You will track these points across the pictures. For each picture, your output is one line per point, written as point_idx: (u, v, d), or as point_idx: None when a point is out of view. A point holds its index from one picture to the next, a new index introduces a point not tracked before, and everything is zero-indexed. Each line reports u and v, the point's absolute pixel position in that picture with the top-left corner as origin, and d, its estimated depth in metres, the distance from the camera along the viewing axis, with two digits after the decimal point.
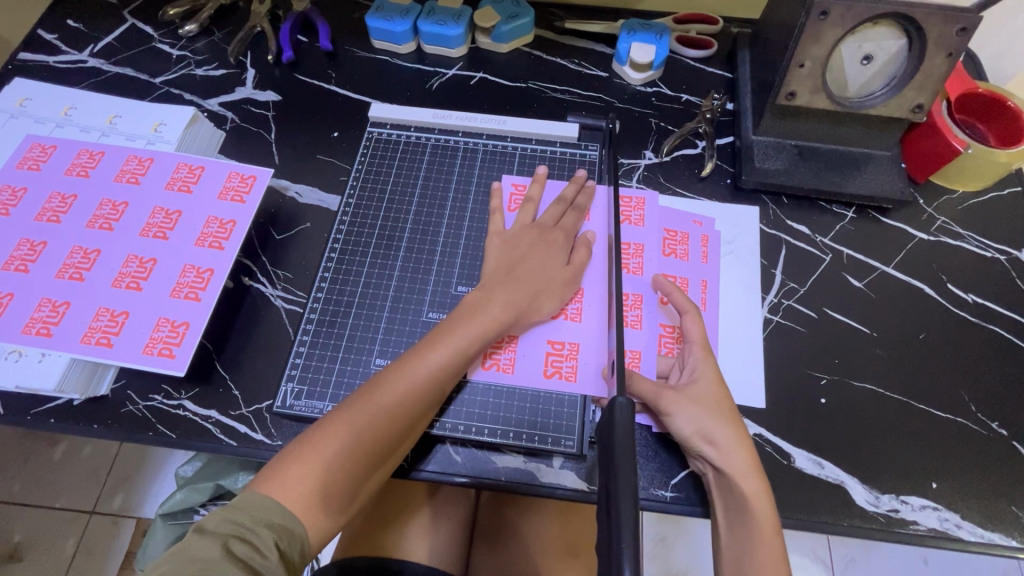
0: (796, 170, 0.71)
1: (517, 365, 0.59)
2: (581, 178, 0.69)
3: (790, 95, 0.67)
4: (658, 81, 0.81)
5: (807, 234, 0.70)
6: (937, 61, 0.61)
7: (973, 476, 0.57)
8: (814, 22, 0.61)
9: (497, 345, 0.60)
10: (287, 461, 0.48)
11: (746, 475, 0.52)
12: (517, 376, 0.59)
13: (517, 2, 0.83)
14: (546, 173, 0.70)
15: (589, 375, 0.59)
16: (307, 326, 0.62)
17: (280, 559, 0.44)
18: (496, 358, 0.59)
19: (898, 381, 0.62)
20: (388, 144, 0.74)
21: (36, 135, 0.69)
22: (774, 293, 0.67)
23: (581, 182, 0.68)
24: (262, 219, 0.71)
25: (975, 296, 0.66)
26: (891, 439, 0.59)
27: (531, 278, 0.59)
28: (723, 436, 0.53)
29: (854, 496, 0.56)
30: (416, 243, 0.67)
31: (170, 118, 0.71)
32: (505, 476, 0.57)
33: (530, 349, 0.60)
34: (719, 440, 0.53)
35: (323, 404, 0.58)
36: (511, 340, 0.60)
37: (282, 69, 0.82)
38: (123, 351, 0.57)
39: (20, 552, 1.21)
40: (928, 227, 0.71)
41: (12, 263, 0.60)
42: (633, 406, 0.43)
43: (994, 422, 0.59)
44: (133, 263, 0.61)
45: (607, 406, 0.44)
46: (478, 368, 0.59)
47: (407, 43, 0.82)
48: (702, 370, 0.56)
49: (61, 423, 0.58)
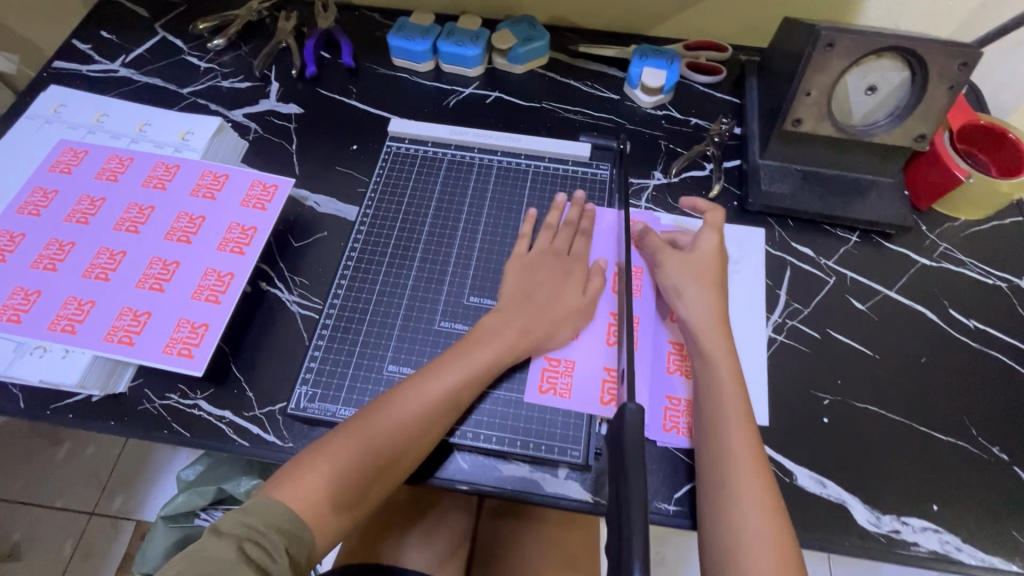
0: (801, 195, 0.73)
1: (574, 390, 0.60)
2: (581, 200, 0.71)
3: (796, 122, 0.69)
4: (668, 104, 0.84)
5: (811, 257, 0.72)
6: (939, 92, 0.64)
7: (974, 499, 0.58)
8: (821, 53, 0.63)
9: (552, 369, 0.61)
10: (301, 469, 0.50)
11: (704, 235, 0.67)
12: (574, 401, 0.59)
13: (534, 25, 0.86)
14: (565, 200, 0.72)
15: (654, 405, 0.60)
16: (323, 331, 0.64)
17: (288, 563, 0.46)
18: (554, 383, 0.60)
19: (900, 403, 0.62)
20: (406, 157, 0.76)
21: (69, 140, 0.72)
22: (778, 313, 0.68)
23: (581, 204, 0.71)
24: (280, 227, 0.73)
25: (976, 321, 0.68)
26: (893, 460, 0.59)
27: (545, 303, 0.62)
28: (755, 522, 0.50)
29: (855, 515, 0.57)
30: (431, 254, 0.69)
31: (197, 127, 0.74)
32: (511, 485, 0.57)
33: (588, 377, 0.61)
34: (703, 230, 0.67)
35: (336, 408, 0.59)
36: (568, 365, 0.61)
37: (305, 84, 0.85)
38: (145, 350, 0.58)
39: (19, 550, 1.22)
40: (931, 253, 0.72)
41: (40, 261, 0.63)
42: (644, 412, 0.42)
43: (995, 446, 0.60)
44: (156, 265, 0.63)
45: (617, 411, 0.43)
46: (535, 392, 0.60)
47: (426, 61, 0.85)
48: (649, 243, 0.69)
49: (78, 419, 0.60)
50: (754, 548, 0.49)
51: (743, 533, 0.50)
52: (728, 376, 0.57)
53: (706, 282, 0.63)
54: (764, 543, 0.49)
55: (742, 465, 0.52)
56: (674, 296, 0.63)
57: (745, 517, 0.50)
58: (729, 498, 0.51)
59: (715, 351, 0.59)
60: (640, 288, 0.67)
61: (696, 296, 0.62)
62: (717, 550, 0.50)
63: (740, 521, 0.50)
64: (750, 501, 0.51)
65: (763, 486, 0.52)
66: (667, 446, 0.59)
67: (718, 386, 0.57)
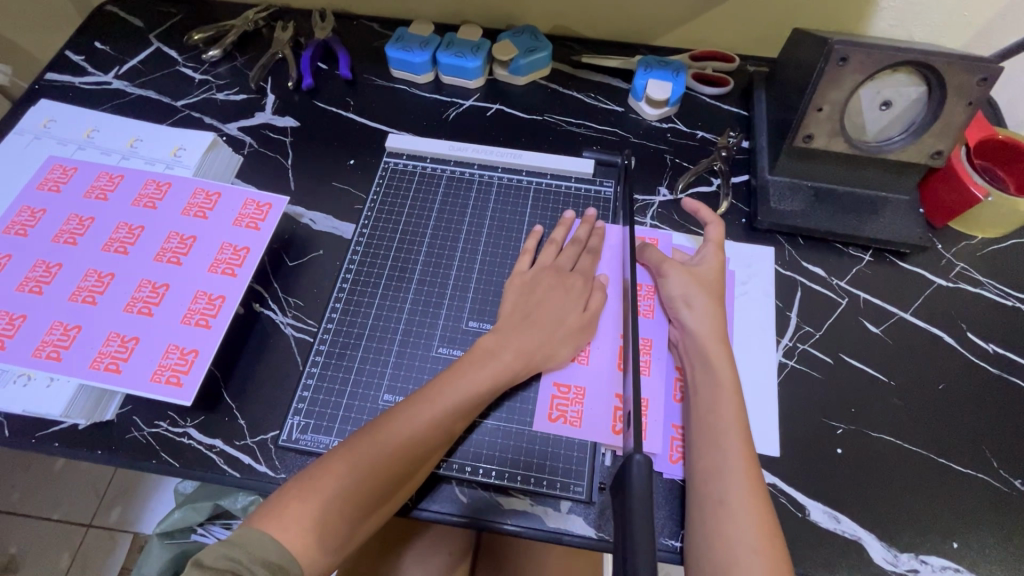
0: (812, 213, 0.71)
1: (584, 418, 0.58)
2: (591, 217, 0.69)
3: (808, 138, 0.67)
4: (673, 117, 0.82)
5: (823, 277, 0.70)
6: (957, 109, 0.61)
7: (995, 535, 0.55)
8: (834, 68, 0.61)
9: (562, 396, 0.59)
10: (287, 497, 0.48)
11: (709, 248, 0.65)
12: (586, 430, 0.57)
13: (536, 36, 0.84)
14: (574, 217, 0.69)
15: (659, 433, 0.58)
16: (316, 357, 0.62)
17: None
18: (563, 411, 0.58)
19: (917, 433, 0.60)
20: (404, 173, 0.74)
21: (58, 156, 0.70)
22: (788, 337, 0.66)
23: (591, 221, 0.68)
24: (275, 246, 0.71)
25: (995, 345, 0.65)
26: (910, 493, 0.57)
27: (546, 324, 0.59)
28: (750, 537, 0.48)
29: (871, 553, 0.54)
30: (429, 276, 0.67)
31: (190, 142, 0.72)
32: (511, 520, 0.55)
33: (595, 403, 0.59)
34: (707, 243, 0.66)
35: (329, 439, 0.58)
36: (578, 392, 0.59)
37: (301, 96, 0.83)
38: (132, 378, 0.56)
39: (14, 564, 1.20)
40: (947, 273, 0.70)
41: (26, 284, 0.61)
42: (651, 463, 0.40)
43: (1017, 478, 0.58)
44: (145, 288, 0.61)
45: (623, 462, 0.41)
46: (544, 419, 0.58)
47: (425, 73, 0.83)
48: (652, 253, 0.67)
49: (65, 447, 0.58)
50: (747, 563, 0.47)
51: (734, 549, 0.47)
52: (727, 388, 0.55)
53: (710, 291, 0.62)
54: (758, 560, 0.47)
55: (738, 477, 0.51)
56: (681, 304, 0.61)
57: (738, 530, 0.48)
58: (726, 518, 0.49)
59: (717, 360, 0.57)
60: (652, 309, 0.65)
61: (704, 307, 0.60)
62: (708, 563, 0.48)
63: (732, 534, 0.48)
64: (745, 514, 0.49)
65: (760, 501, 0.50)
66: (674, 479, 0.56)
67: (717, 397, 0.55)
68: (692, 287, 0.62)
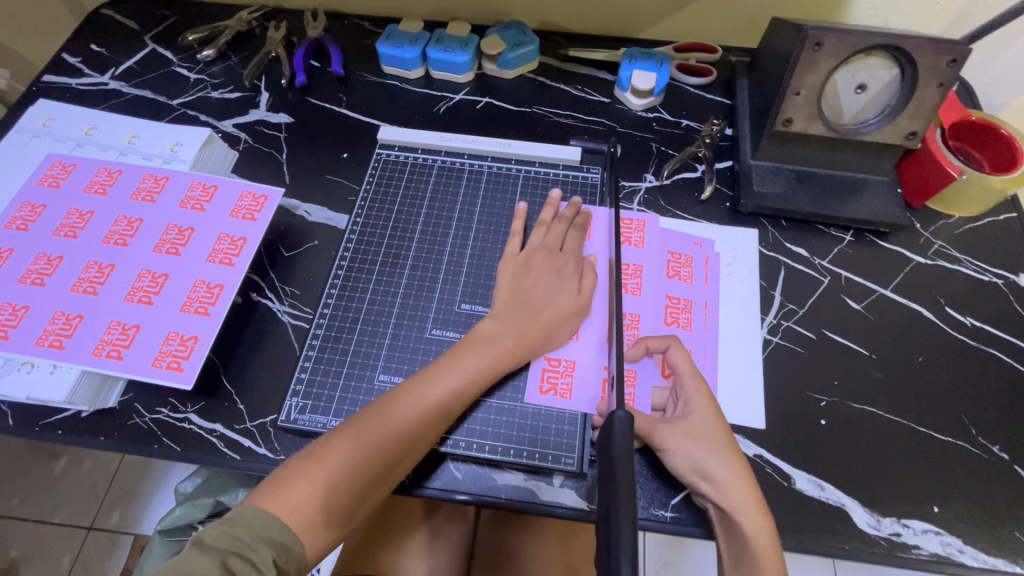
0: (794, 195, 0.73)
1: (574, 390, 0.60)
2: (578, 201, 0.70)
3: (787, 122, 0.69)
4: (658, 107, 0.84)
5: (805, 257, 0.72)
6: (929, 90, 0.63)
7: (974, 500, 0.57)
8: (809, 53, 0.63)
9: (552, 368, 0.61)
10: (291, 477, 0.49)
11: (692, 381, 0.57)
12: (575, 401, 0.59)
13: (523, 30, 0.86)
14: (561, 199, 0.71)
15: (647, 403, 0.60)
16: (312, 342, 0.63)
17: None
18: (554, 383, 0.60)
19: (898, 404, 0.62)
20: (396, 165, 0.76)
21: (57, 153, 0.71)
22: (773, 314, 0.68)
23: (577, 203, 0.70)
24: (271, 237, 0.72)
25: (973, 319, 0.67)
26: (892, 462, 0.59)
27: (538, 300, 0.61)
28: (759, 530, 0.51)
29: (855, 519, 0.56)
30: (420, 261, 0.68)
31: (186, 138, 0.73)
32: (505, 494, 0.56)
33: (585, 373, 0.61)
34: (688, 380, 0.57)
35: (327, 419, 0.59)
36: (568, 365, 0.61)
37: (294, 93, 0.85)
38: (133, 364, 0.58)
39: (15, 567, 1.20)
40: (926, 250, 0.72)
41: (28, 276, 0.62)
42: (632, 420, 0.42)
43: (995, 445, 0.59)
44: (145, 278, 0.63)
45: (607, 419, 0.43)
46: (535, 392, 0.60)
47: (416, 69, 0.85)
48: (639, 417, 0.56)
49: (68, 434, 0.59)
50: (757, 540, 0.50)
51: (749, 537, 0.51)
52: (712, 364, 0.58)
53: (720, 444, 0.54)
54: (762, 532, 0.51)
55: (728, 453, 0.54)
56: (695, 478, 0.53)
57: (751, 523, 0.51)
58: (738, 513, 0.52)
59: None
60: (640, 286, 0.68)
61: (721, 467, 0.53)
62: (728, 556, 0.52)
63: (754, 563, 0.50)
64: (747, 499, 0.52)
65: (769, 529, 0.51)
66: None
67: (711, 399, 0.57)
68: (702, 445, 0.54)
